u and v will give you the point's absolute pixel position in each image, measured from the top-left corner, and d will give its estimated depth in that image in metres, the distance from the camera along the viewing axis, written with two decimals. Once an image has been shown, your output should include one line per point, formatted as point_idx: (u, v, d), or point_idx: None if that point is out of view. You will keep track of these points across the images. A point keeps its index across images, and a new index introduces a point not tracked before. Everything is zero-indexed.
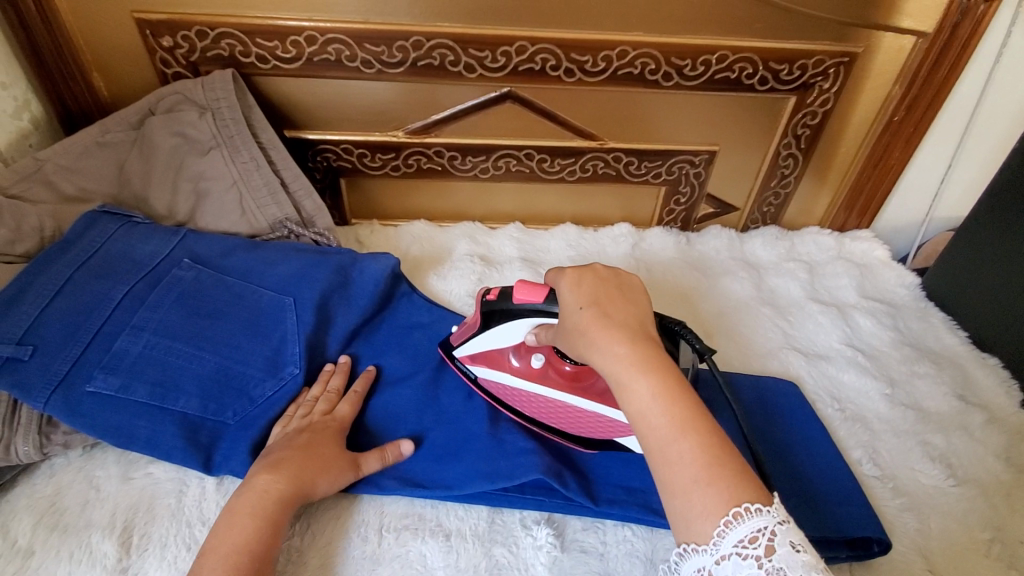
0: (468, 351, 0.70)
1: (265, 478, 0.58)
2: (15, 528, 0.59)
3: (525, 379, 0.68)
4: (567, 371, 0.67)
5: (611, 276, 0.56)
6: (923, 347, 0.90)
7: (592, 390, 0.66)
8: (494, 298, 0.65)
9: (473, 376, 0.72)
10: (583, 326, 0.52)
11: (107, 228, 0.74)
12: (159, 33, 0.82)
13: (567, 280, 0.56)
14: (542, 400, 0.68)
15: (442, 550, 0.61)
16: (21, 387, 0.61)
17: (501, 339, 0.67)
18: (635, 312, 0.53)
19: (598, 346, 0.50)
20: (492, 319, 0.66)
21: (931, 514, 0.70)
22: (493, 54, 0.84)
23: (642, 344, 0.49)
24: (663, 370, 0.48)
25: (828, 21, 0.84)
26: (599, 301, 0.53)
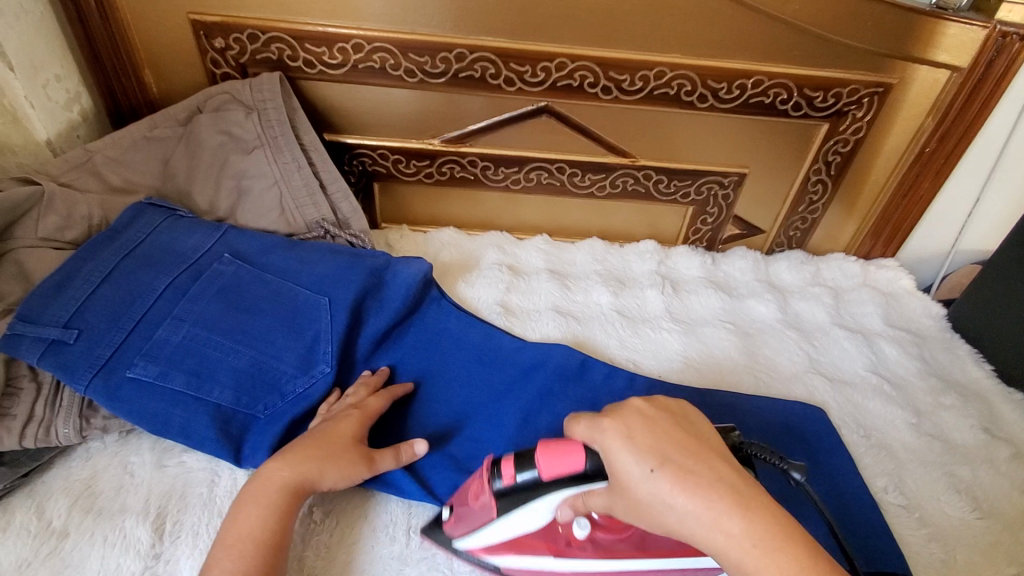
0: (481, 542, 0.59)
1: (272, 466, 0.58)
2: (50, 509, 0.61)
3: (570, 556, 0.58)
4: (607, 529, 0.57)
5: (659, 415, 0.48)
6: (948, 378, 0.89)
7: (638, 538, 0.57)
8: (512, 480, 0.53)
9: (494, 565, 0.61)
10: (666, 495, 0.44)
11: (153, 220, 0.76)
12: (212, 35, 0.85)
13: (615, 434, 0.47)
14: (602, 573, 0.59)
15: (467, 554, 0.62)
16: (65, 369, 0.62)
17: (525, 522, 0.56)
18: (711, 463, 0.46)
19: (702, 524, 0.43)
20: (514, 502, 0.54)
21: (957, 546, 0.69)
22: (534, 69, 0.86)
23: (741, 503, 0.43)
24: (769, 519, 0.43)
25: (864, 51, 0.85)
26: (668, 459, 0.45)
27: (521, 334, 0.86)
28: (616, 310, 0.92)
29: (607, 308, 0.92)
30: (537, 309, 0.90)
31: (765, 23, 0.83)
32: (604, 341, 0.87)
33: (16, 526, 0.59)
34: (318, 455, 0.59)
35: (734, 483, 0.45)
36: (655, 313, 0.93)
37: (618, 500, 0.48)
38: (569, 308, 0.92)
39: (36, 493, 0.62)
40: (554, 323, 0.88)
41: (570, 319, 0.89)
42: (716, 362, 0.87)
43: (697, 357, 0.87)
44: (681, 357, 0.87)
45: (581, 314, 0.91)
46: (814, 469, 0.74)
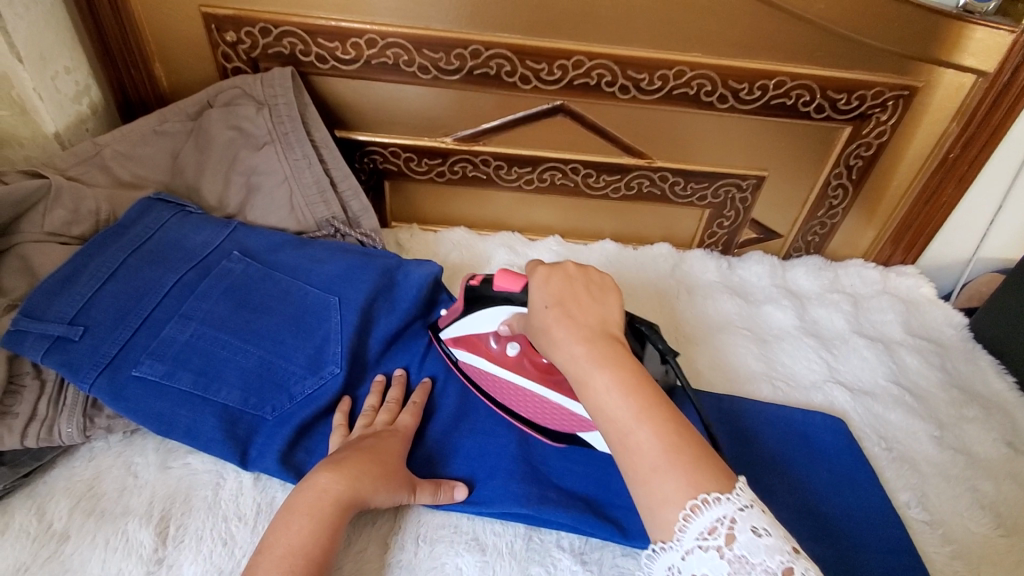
0: (452, 332, 0.71)
1: (324, 478, 0.57)
2: (51, 510, 0.59)
3: (502, 364, 0.68)
4: (539, 362, 0.67)
5: (579, 275, 0.57)
6: (971, 390, 0.87)
7: (565, 382, 0.66)
8: (478, 284, 0.66)
9: (455, 358, 0.73)
10: (546, 324, 0.54)
11: (161, 215, 0.75)
12: (224, 28, 0.83)
13: (538, 277, 0.57)
14: (514, 391, 0.68)
15: (477, 565, 0.60)
16: (70, 366, 0.61)
17: (478, 325, 0.68)
18: (599, 316, 0.54)
19: (556, 344, 0.52)
20: (475, 304, 0.67)
21: (981, 564, 0.67)
22: (550, 67, 0.85)
23: (599, 342, 0.51)
24: (618, 365, 0.50)
25: (890, 52, 0.83)
26: (563, 302, 0.54)
27: None
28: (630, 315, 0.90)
29: None
30: None
31: (789, 22, 0.81)
32: None
33: (15, 527, 0.58)
34: (367, 471, 0.58)
35: (599, 330, 0.52)
36: (668, 317, 0.91)
37: (528, 319, 0.59)
38: None
39: (37, 493, 0.60)
40: None
41: None
42: (730, 367, 0.85)
43: (710, 363, 0.85)
44: (696, 363, 0.85)
45: None
46: (832, 481, 0.72)
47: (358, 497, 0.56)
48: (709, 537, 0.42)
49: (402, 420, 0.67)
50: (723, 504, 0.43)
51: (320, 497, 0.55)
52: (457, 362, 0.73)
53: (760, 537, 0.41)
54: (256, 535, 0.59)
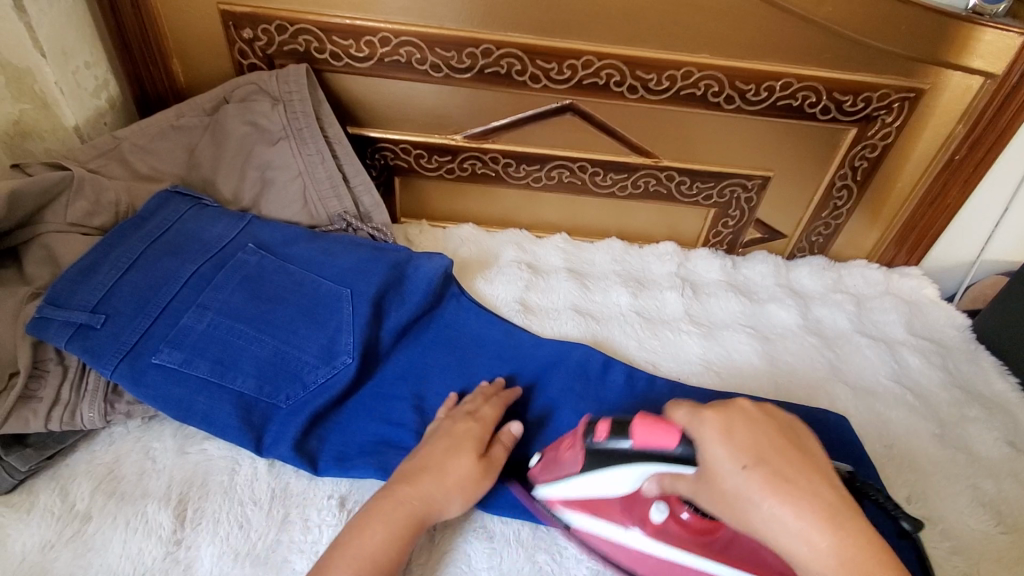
0: (561, 495, 0.61)
1: (402, 491, 0.57)
2: (73, 492, 0.61)
3: (641, 536, 0.58)
4: (688, 522, 0.57)
5: (766, 420, 0.46)
6: (972, 390, 0.88)
7: (718, 544, 0.56)
8: (606, 437, 0.55)
9: (567, 523, 0.62)
10: (754, 494, 0.43)
11: (179, 208, 0.76)
12: (240, 25, 0.85)
13: (713, 428, 0.46)
14: (657, 561, 0.58)
15: (486, 552, 0.61)
16: (92, 352, 0.63)
17: (610, 487, 0.57)
18: (818, 477, 0.44)
19: (790, 532, 0.42)
20: (603, 462, 0.56)
21: (981, 561, 0.68)
22: (560, 67, 0.86)
23: (840, 526, 0.42)
24: (874, 564, 0.42)
25: (897, 55, 0.84)
26: (766, 459, 0.43)
27: (540, 333, 0.86)
28: (635, 311, 0.92)
29: (626, 309, 0.92)
30: (556, 308, 0.90)
31: (796, 24, 0.82)
32: (623, 343, 0.86)
33: (40, 508, 0.60)
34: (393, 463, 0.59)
35: (838, 503, 0.43)
36: (674, 314, 0.92)
37: (701, 485, 0.48)
38: (588, 308, 0.91)
39: (60, 476, 0.62)
40: (573, 322, 0.87)
41: (589, 319, 0.89)
42: (734, 365, 0.86)
43: (714, 360, 0.86)
44: (700, 359, 0.86)
45: (599, 314, 0.91)
46: None
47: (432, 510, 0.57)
48: None
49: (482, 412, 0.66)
50: None
51: (397, 507, 0.56)
52: (570, 528, 0.62)
53: None
54: (271, 518, 0.61)
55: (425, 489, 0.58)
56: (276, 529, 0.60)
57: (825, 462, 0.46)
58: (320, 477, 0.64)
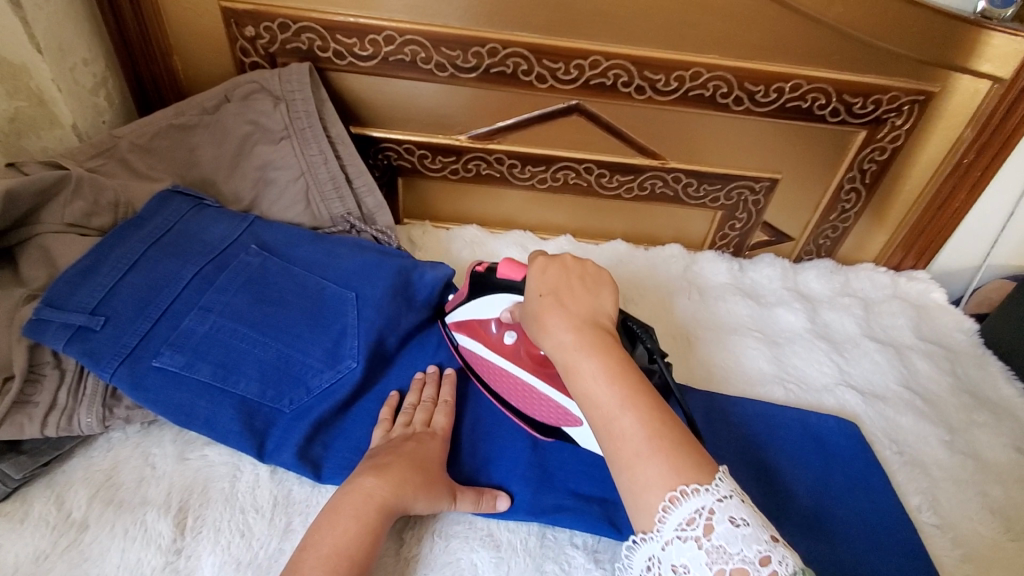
0: (459, 317, 0.72)
1: (368, 482, 0.57)
2: (70, 499, 0.60)
3: (495, 354, 0.68)
4: (536, 354, 0.66)
5: (575, 269, 0.59)
6: (980, 395, 0.87)
7: (555, 377, 0.65)
8: (483, 271, 0.67)
9: (457, 343, 0.74)
10: (538, 313, 0.56)
11: (180, 208, 0.75)
12: (243, 23, 0.84)
13: (533, 267, 0.60)
14: (504, 375, 0.69)
15: (492, 560, 0.60)
16: (91, 356, 0.61)
17: (481, 312, 0.69)
18: (589, 304, 0.56)
19: (547, 333, 0.54)
20: (480, 290, 0.68)
21: (993, 569, 0.68)
22: (567, 67, 0.85)
23: (585, 331, 0.53)
24: (615, 361, 0.51)
25: (909, 57, 0.83)
26: (556, 292, 0.56)
27: None
28: (642, 315, 0.90)
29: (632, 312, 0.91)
30: None
31: (807, 25, 0.81)
32: None
33: (34, 517, 0.58)
34: (410, 479, 0.58)
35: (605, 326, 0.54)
36: (681, 318, 0.91)
37: (522, 313, 0.60)
38: None
39: (56, 482, 0.61)
40: None
41: None
42: (738, 368, 0.85)
43: (720, 364, 0.85)
44: (707, 363, 0.85)
45: None
46: (846, 485, 0.72)
47: (400, 503, 0.57)
48: (688, 528, 0.43)
49: (437, 422, 0.67)
50: (701, 495, 0.43)
51: (367, 501, 0.56)
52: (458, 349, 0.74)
53: (737, 528, 0.42)
54: (273, 527, 0.60)
55: (393, 484, 0.57)
56: (278, 538, 0.59)
57: (612, 303, 0.57)
58: (323, 484, 0.63)
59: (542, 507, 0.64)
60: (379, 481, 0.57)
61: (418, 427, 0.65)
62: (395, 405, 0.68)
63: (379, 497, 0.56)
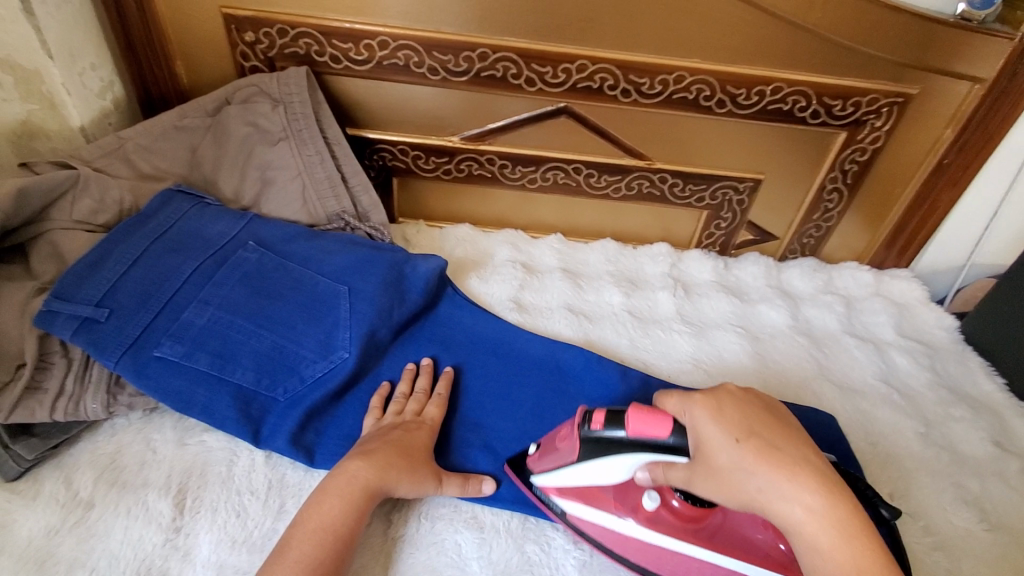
0: (553, 483, 0.63)
1: (357, 466, 0.60)
2: (76, 480, 0.63)
3: (637, 525, 0.60)
4: (680, 510, 0.59)
5: (754, 402, 0.53)
6: (958, 390, 0.89)
7: (710, 533, 0.59)
8: (601, 428, 0.57)
9: (558, 509, 0.64)
10: (745, 465, 0.48)
11: (182, 206, 0.78)
12: (242, 28, 0.87)
13: (704, 410, 0.51)
14: (635, 542, 0.61)
15: (475, 541, 0.63)
16: (96, 345, 0.65)
17: (600, 476, 0.59)
18: (801, 441, 0.50)
19: (784, 499, 0.47)
20: (599, 452, 0.57)
21: (960, 555, 0.70)
22: (555, 70, 0.88)
23: (834, 498, 0.47)
24: (855, 532, 0.46)
25: (885, 61, 0.85)
26: (757, 433, 0.49)
27: (533, 329, 0.88)
28: (628, 311, 0.93)
29: (619, 308, 0.93)
30: (550, 307, 0.92)
31: (786, 30, 0.84)
32: (615, 342, 0.88)
33: (44, 495, 0.62)
34: (397, 464, 0.61)
35: (819, 464, 0.49)
36: (666, 314, 0.94)
37: (696, 469, 0.51)
38: (582, 307, 0.93)
39: (63, 464, 0.64)
40: (567, 321, 0.89)
41: (582, 318, 0.90)
42: (723, 366, 0.87)
43: (706, 360, 0.87)
44: (691, 359, 0.87)
45: (593, 313, 0.92)
46: None
47: (387, 487, 0.60)
48: None
49: (430, 413, 0.70)
50: None
51: (353, 482, 0.59)
52: (562, 514, 0.64)
53: None
54: (267, 508, 0.63)
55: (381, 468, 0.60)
56: (272, 518, 0.62)
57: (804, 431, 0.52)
58: (315, 468, 0.66)
59: (521, 492, 0.67)
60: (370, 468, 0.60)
61: (410, 416, 0.69)
62: (387, 394, 0.72)
63: (370, 481, 0.59)
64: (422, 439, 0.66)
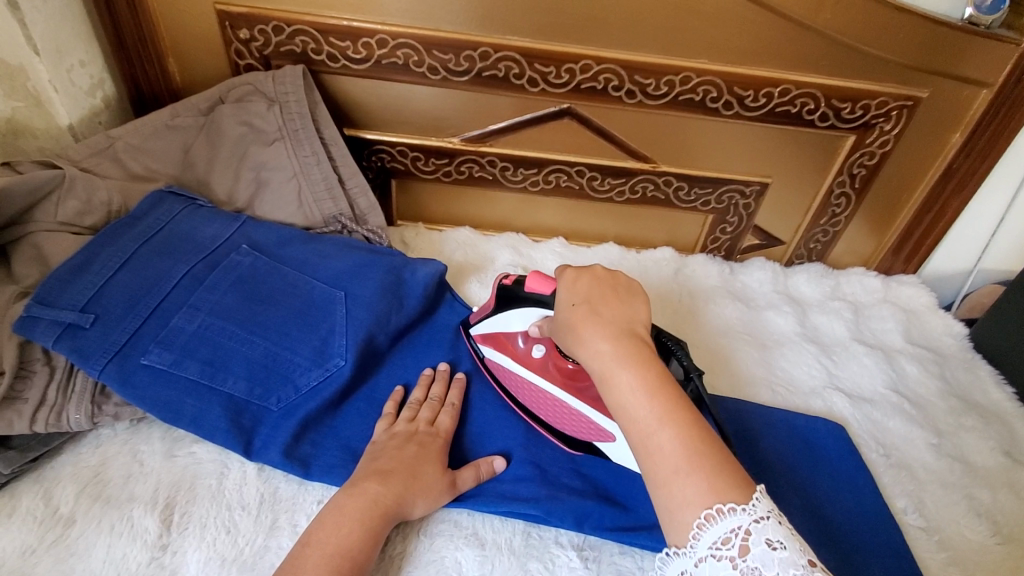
0: (483, 330, 0.73)
1: (373, 487, 0.58)
2: (57, 495, 0.60)
3: (524, 366, 0.69)
4: (567, 368, 0.68)
5: (608, 277, 0.57)
6: (969, 399, 0.88)
7: (585, 390, 0.67)
8: (510, 283, 0.67)
9: (483, 356, 0.74)
10: (574, 322, 0.54)
11: (172, 208, 0.76)
12: (237, 25, 0.85)
13: (567, 278, 0.58)
14: (531, 390, 0.70)
15: (477, 559, 0.60)
16: (80, 353, 0.62)
17: (506, 325, 0.70)
18: (624, 312, 0.54)
19: (582, 340, 0.52)
20: (507, 303, 0.69)
21: (975, 570, 0.68)
22: (558, 71, 0.86)
23: (629, 346, 0.50)
24: (647, 370, 0.49)
25: (896, 64, 0.84)
26: (591, 302, 0.55)
27: None
28: None
29: None
30: None
31: (796, 31, 0.82)
32: None
33: (22, 511, 0.59)
34: (408, 484, 0.59)
35: (629, 325, 0.52)
36: (670, 320, 0.91)
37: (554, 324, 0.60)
38: None
39: (44, 478, 0.61)
40: None
41: None
42: (729, 373, 0.85)
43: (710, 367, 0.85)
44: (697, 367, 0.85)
45: None
46: (834, 486, 0.73)
47: (396, 505, 0.57)
48: (722, 548, 0.42)
49: (442, 422, 0.67)
50: (739, 515, 0.42)
51: (354, 498, 0.57)
52: (484, 361, 0.74)
53: (775, 552, 0.40)
54: (259, 523, 0.60)
55: (397, 489, 0.58)
56: (264, 534, 0.59)
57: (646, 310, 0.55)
58: (311, 482, 0.64)
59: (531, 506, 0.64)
60: (380, 486, 0.58)
61: (420, 423, 0.66)
62: (399, 399, 0.69)
63: (376, 497, 0.57)
64: (431, 452, 0.63)
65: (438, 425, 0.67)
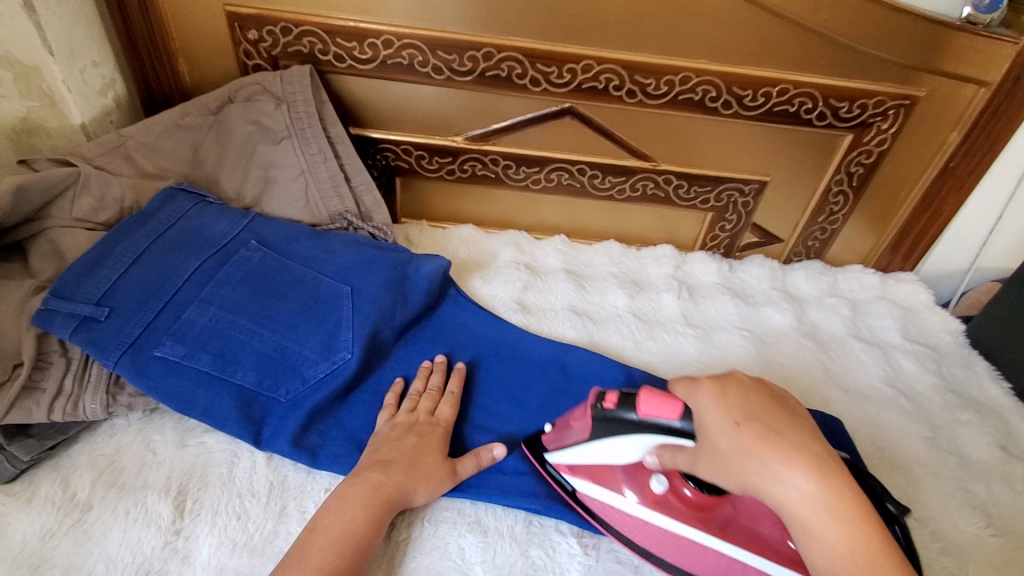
0: (565, 460, 0.64)
1: (380, 475, 0.60)
2: (74, 482, 0.62)
3: (641, 506, 0.61)
4: (689, 497, 0.60)
5: (756, 386, 0.52)
6: (965, 394, 0.89)
7: (718, 521, 0.60)
8: (611, 406, 0.58)
9: (570, 488, 0.65)
10: (745, 450, 0.47)
11: (183, 205, 0.78)
12: (246, 26, 0.86)
13: (707, 392, 0.52)
14: (657, 532, 0.61)
15: (479, 545, 0.62)
16: (95, 344, 0.64)
17: (613, 454, 0.60)
18: (803, 433, 0.49)
19: (778, 479, 0.46)
20: (611, 430, 0.58)
21: (968, 561, 0.69)
22: (560, 71, 0.87)
23: (829, 485, 0.46)
24: (857, 518, 0.46)
25: (892, 63, 0.85)
26: (758, 418, 0.49)
27: (537, 332, 0.87)
28: (632, 312, 0.93)
29: (622, 310, 0.93)
30: (553, 308, 0.91)
31: (794, 31, 0.83)
32: (619, 344, 0.87)
33: (41, 497, 0.61)
34: (412, 473, 0.61)
35: (823, 453, 0.48)
36: (670, 316, 0.93)
37: (701, 452, 0.51)
38: (585, 309, 0.92)
39: (61, 466, 0.64)
40: (570, 323, 0.88)
41: (585, 319, 0.89)
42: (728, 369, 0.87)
43: (710, 362, 0.87)
44: (696, 361, 0.87)
45: (596, 314, 0.92)
46: None
47: (400, 493, 0.59)
48: None
49: (442, 412, 0.69)
50: None
51: (360, 486, 0.59)
52: (574, 494, 0.65)
53: None
54: (268, 510, 0.62)
55: (403, 477, 0.60)
56: (273, 521, 0.61)
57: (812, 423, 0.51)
58: (318, 470, 0.65)
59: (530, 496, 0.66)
60: (385, 474, 0.60)
61: (419, 412, 0.68)
62: (400, 390, 0.71)
63: (382, 485, 0.59)
64: (435, 442, 0.65)
65: (439, 415, 0.69)
